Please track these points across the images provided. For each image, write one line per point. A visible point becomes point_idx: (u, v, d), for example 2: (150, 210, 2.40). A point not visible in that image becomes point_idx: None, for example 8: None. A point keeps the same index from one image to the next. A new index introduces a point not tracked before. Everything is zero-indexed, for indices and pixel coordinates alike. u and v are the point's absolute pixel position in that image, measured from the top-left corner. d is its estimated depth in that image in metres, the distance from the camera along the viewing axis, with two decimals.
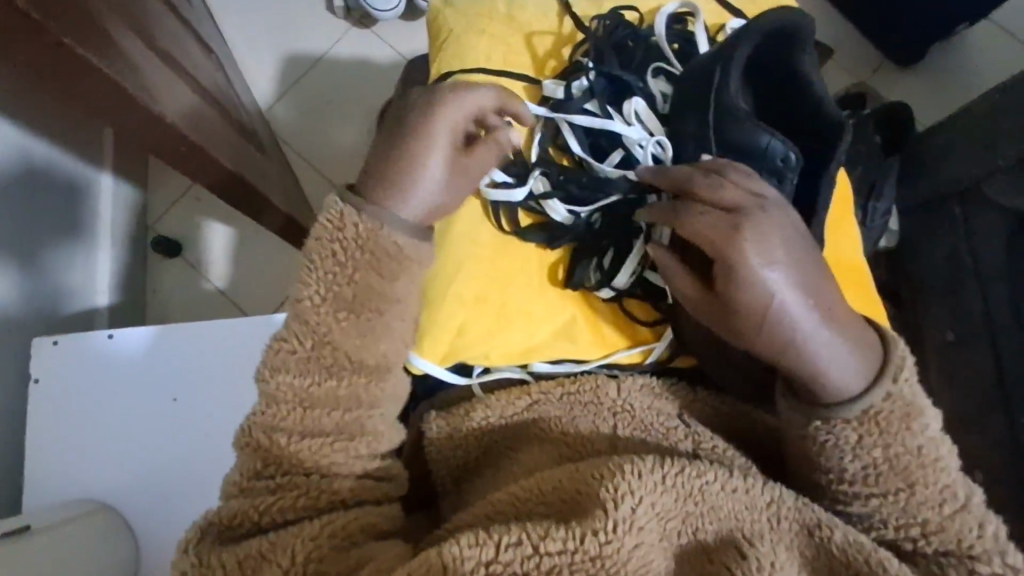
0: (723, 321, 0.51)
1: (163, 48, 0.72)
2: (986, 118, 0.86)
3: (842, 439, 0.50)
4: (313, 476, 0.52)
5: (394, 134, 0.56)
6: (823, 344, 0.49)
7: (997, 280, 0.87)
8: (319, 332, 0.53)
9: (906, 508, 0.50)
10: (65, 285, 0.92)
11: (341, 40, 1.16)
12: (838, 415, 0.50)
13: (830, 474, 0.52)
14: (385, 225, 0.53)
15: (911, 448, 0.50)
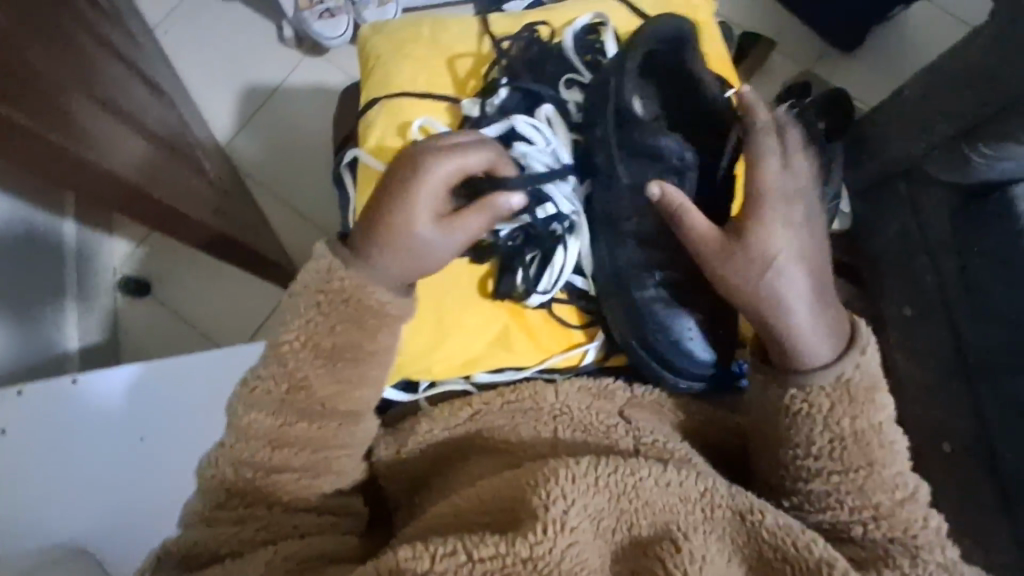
0: (734, 271, 0.59)
1: (105, 97, 0.74)
2: (917, 101, 0.87)
3: (814, 407, 0.55)
4: (274, 509, 0.53)
5: (383, 197, 0.58)
6: (805, 314, 0.57)
7: (947, 253, 0.88)
8: (295, 375, 0.54)
9: (861, 489, 0.53)
10: (35, 332, 0.92)
11: (295, 70, 1.18)
12: (812, 383, 0.55)
13: (796, 449, 0.55)
14: (372, 283, 0.55)
15: (874, 424, 0.54)
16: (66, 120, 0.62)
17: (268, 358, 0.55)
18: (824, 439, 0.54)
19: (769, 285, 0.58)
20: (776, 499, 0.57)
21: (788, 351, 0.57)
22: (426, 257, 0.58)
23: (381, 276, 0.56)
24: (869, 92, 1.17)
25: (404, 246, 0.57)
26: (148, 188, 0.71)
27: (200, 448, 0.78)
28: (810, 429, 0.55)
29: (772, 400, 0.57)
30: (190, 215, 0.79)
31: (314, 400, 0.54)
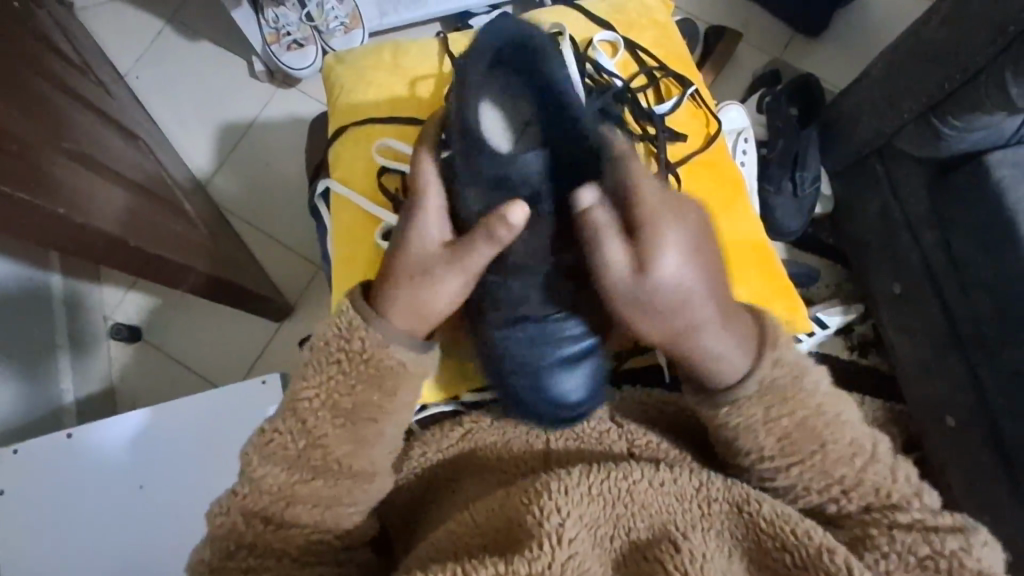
0: (637, 313, 0.51)
1: (80, 151, 0.74)
2: (885, 79, 0.88)
3: (752, 416, 0.53)
4: (283, 559, 0.53)
5: (391, 271, 0.55)
6: (718, 341, 0.52)
7: (928, 228, 0.88)
8: (313, 432, 0.54)
9: (826, 472, 0.52)
10: (25, 391, 0.92)
11: (268, 104, 1.18)
12: (743, 396, 0.53)
13: (750, 454, 0.54)
14: (390, 343, 0.54)
15: (815, 410, 0.53)
16: (43, 178, 0.62)
17: (286, 412, 0.55)
18: (771, 439, 0.53)
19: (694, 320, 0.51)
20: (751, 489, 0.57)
21: (711, 373, 0.53)
22: (440, 302, 0.54)
23: (397, 335, 0.54)
24: (838, 76, 1.17)
25: (407, 298, 0.54)
26: (131, 238, 0.71)
27: (202, 490, 0.75)
28: (758, 436, 0.53)
29: (710, 416, 0.55)
30: (176, 259, 0.79)
31: (331, 458, 0.54)
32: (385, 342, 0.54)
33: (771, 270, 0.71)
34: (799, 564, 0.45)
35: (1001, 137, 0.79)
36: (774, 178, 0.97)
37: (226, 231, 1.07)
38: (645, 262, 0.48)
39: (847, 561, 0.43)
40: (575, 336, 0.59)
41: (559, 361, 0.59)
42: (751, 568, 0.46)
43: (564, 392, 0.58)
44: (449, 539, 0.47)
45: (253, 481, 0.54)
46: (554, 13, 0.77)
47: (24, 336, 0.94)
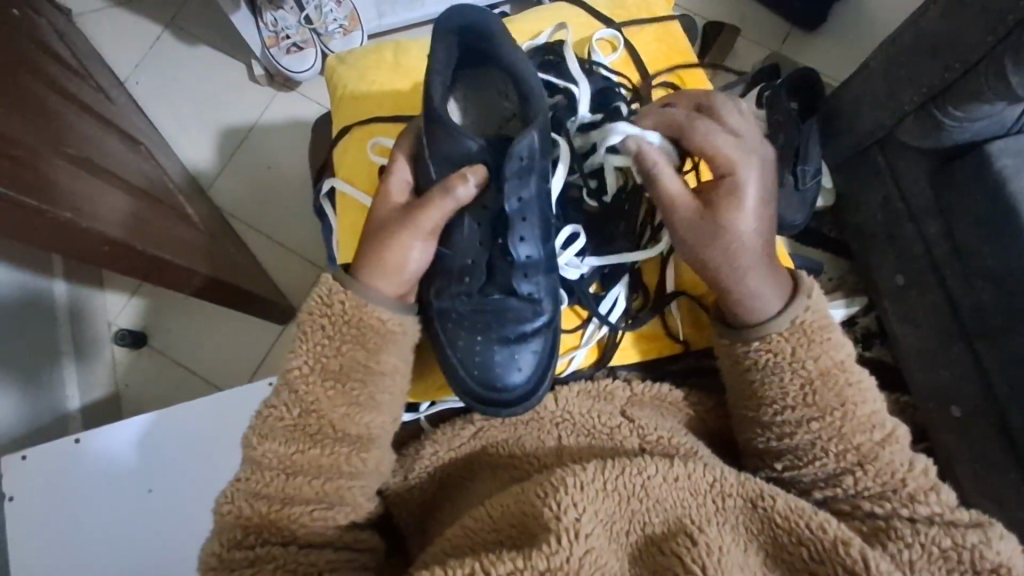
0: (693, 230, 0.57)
1: (82, 156, 0.74)
2: (882, 72, 0.88)
3: (777, 354, 0.55)
4: (290, 547, 0.53)
5: (366, 238, 0.58)
6: (761, 277, 0.56)
7: (930, 218, 0.89)
8: (307, 400, 0.56)
9: (842, 432, 0.53)
10: (33, 397, 0.93)
11: (268, 106, 1.18)
12: (769, 333, 0.55)
13: (772, 406, 0.55)
14: (370, 301, 0.57)
15: (838, 362, 0.55)
16: (46, 184, 0.62)
17: (279, 388, 0.57)
18: (794, 387, 0.55)
19: (735, 247, 0.56)
20: (767, 464, 0.57)
21: (744, 312, 0.57)
22: (413, 264, 0.57)
23: (378, 297, 0.57)
24: (836, 67, 1.18)
25: (383, 263, 0.57)
26: (134, 241, 0.71)
27: (211, 493, 0.75)
28: (781, 381, 0.55)
29: (733, 356, 0.57)
30: (180, 262, 0.79)
31: (325, 420, 0.55)
32: (362, 300, 0.57)
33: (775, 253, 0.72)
34: (815, 556, 0.45)
35: (1001, 127, 0.80)
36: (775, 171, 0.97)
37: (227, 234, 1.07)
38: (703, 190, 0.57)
39: (862, 554, 0.43)
40: (529, 294, 0.60)
41: (501, 343, 0.59)
42: (767, 563, 0.46)
43: (505, 374, 0.58)
44: (465, 535, 0.47)
45: (263, 470, 0.55)
46: (555, 11, 0.77)
47: (28, 344, 0.94)
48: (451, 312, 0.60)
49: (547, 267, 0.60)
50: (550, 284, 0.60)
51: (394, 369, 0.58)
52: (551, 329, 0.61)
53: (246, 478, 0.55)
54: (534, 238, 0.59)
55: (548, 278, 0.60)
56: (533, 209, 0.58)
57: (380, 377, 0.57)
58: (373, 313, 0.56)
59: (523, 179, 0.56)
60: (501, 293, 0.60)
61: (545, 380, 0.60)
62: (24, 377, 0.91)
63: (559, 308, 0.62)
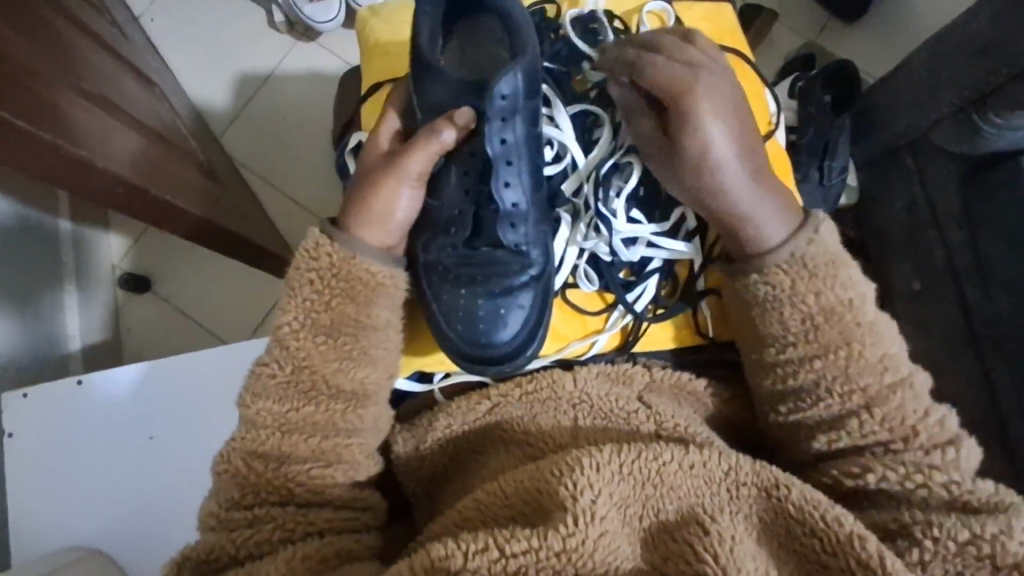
0: (668, 162, 0.58)
1: (97, 92, 0.72)
2: (925, 70, 0.85)
3: (777, 288, 0.56)
4: (288, 506, 0.53)
5: (354, 191, 0.59)
6: (751, 206, 0.56)
7: (957, 224, 0.87)
8: (298, 357, 0.55)
9: (847, 374, 0.54)
10: (36, 335, 0.92)
11: (288, 56, 1.15)
12: (768, 264, 0.56)
13: (774, 346, 0.57)
14: (360, 254, 0.56)
15: (843, 300, 0.55)
16: (60, 117, 0.60)
17: (273, 345, 0.56)
18: (796, 324, 0.55)
19: (717, 172, 0.56)
20: (773, 407, 0.58)
21: (742, 240, 0.57)
22: (403, 216, 0.58)
23: (367, 246, 0.57)
24: (874, 63, 1.14)
25: (375, 216, 0.57)
26: (145, 185, 0.69)
27: (209, 446, 0.74)
28: (781, 317, 0.56)
29: (736, 291, 0.58)
30: (189, 210, 0.77)
31: (319, 375, 0.55)
32: (350, 251, 0.56)
33: None
34: (828, 549, 0.44)
35: None
36: (802, 165, 0.95)
37: (238, 183, 1.04)
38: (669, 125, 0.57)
39: (878, 549, 0.42)
40: (515, 242, 0.60)
41: (488, 299, 0.59)
42: (778, 553, 0.46)
43: (495, 332, 0.59)
44: (478, 508, 0.48)
45: (265, 425, 0.54)
46: None
47: (31, 281, 0.93)
48: (438, 265, 0.60)
49: (539, 219, 0.60)
50: (539, 234, 0.60)
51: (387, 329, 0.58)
52: (544, 282, 0.61)
53: (245, 427, 0.55)
54: (520, 183, 0.59)
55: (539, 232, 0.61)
56: (518, 153, 0.58)
57: (373, 331, 0.57)
58: (362, 266, 0.56)
59: (505, 122, 0.56)
60: (488, 245, 0.60)
61: (535, 337, 0.60)
62: (26, 314, 0.90)
63: (550, 261, 0.61)
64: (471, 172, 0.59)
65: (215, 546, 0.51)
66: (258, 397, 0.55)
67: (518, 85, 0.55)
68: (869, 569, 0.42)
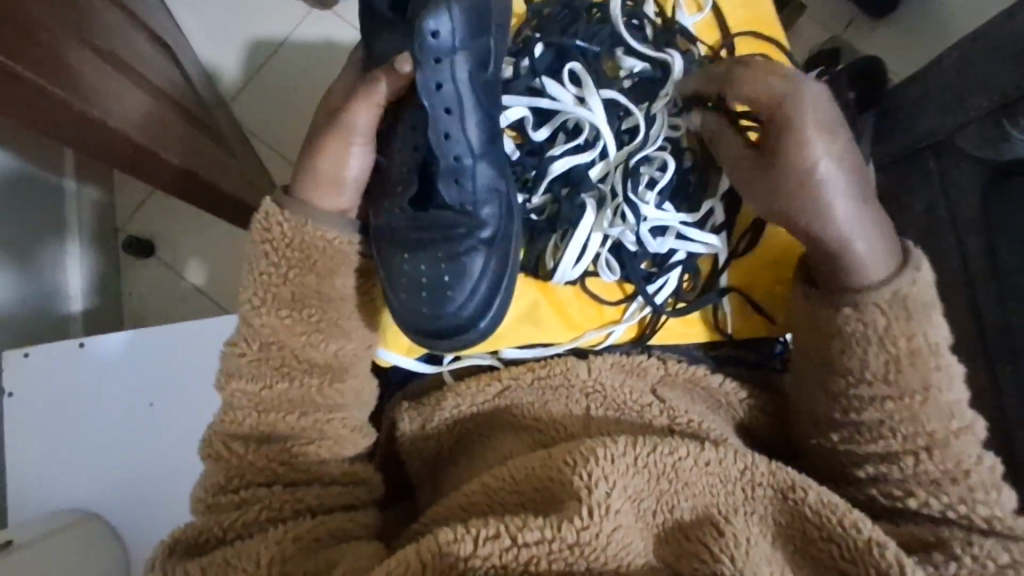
0: (766, 187, 0.54)
1: (108, 49, 0.70)
2: (956, 70, 0.83)
3: (869, 328, 0.53)
4: (274, 487, 0.53)
5: (300, 161, 0.57)
6: (854, 233, 0.53)
7: (975, 231, 0.85)
8: (264, 334, 0.55)
9: (916, 416, 0.53)
10: (37, 297, 0.93)
11: (302, 23, 1.12)
12: (866, 301, 0.53)
13: (848, 379, 0.55)
14: (310, 222, 0.55)
15: (931, 345, 0.53)
16: (69, 72, 0.58)
17: (278, 319, 0.55)
18: (876, 368, 0.53)
19: (822, 200, 0.52)
20: (823, 432, 0.57)
21: (843, 271, 0.54)
22: (354, 177, 0.56)
23: (323, 214, 0.56)
24: (898, 63, 1.12)
25: (326, 180, 0.56)
26: (152, 147, 0.67)
27: (207, 417, 0.73)
28: (863, 354, 0.54)
29: (815, 323, 0.56)
30: (197, 176, 0.76)
31: (288, 351, 0.55)
32: (303, 220, 0.55)
33: None
34: (846, 555, 0.45)
35: None
36: None
37: (246, 151, 1.03)
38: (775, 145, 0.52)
39: (899, 558, 0.43)
40: (467, 201, 0.57)
41: (434, 263, 0.56)
42: (790, 555, 0.46)
43: (445, 299, 0.56)
44: (486, 493, 0.47)
45: (249, 399, 0.54)
46: None
47: (31, 240, 0.91)
48: (387, 229, 0.56)
49: (493, 176, 0.57)
50: (489, 192, 0.57)
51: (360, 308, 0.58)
52: (497, 246, 0.58)
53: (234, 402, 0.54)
54: (464, 135, 0.55)
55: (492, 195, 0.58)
56: (458, 100, 0.54)
57: (341, 303, 0.56)
58: (317, 234, 0.55)
59: (440, 64, 0.52)
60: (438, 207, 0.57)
61: (488, 304, 0.58)
62: (24, 273, 0.89)
63: (504, 220, 0.58)
64: (420, 126, 0.57)
65: (201, 527, 0.50)
66: (254, 371, 0.54)
67: (460, 22, 0.52)
68: None
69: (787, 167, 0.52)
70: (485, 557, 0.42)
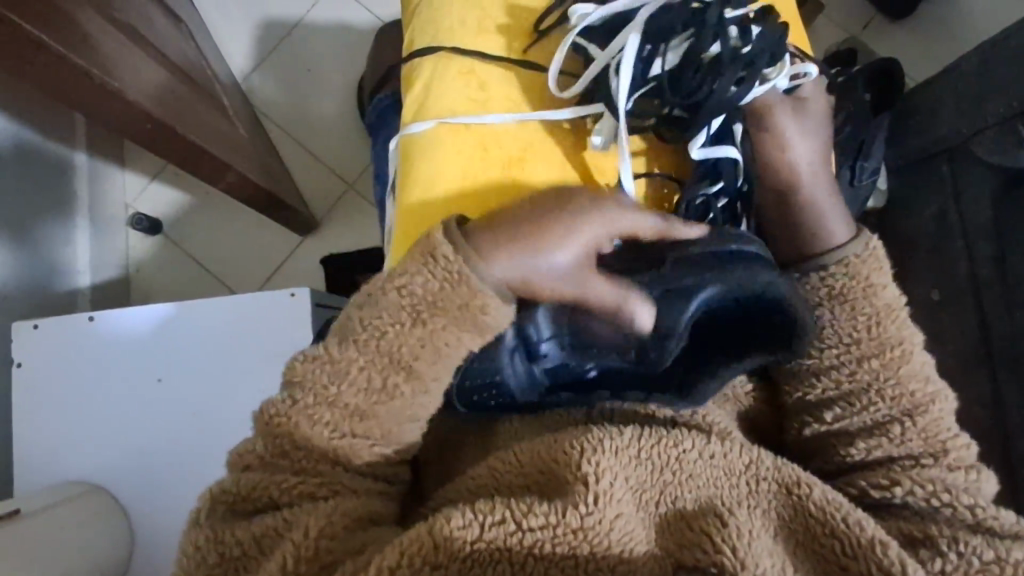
0: (769, 171, 0.60)
1: (128, 24, 0.70)
2: (977, 76, 0.83)
3: (854, 385, 0.56)
4: (338, 467, 0.50)
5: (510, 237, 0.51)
6: (831, 214, 0.59)
7: (984, 238, 0.85)
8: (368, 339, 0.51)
9: (898, 376, 0.55)
10: (47, 270, 0.93)
11: (318, 4, 1.12)
12: (845, 366, 0.56)
13: (838, 439, 0.56)
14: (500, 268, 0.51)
15: (913, 396, 0.54)
16: (91, 45, 0.58)
17: None
18: (853, 327, 0.56)
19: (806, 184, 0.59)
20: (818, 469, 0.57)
21: (808, 243, 0.59)
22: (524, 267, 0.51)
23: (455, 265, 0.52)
24: (918, 66, 1.11)
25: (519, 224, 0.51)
26: (170, 123, 0.68)
27: (211, 396, 0.73)
28: (853, 411, 0.55)
29: (801, 391, 0.58)
30: (212, 155, 0.76)
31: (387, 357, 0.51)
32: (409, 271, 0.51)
33: None
34: (847, 551, 0.45)
35: None
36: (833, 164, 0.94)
37: (258, 132, 1.02)
38: (798, 132, 0.59)
39: (900, 557, 0.43)
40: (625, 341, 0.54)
41: (510, 345, 0.55)
42: (795, 552, 0.46)
43: (497, 366, 0.55)
44: (494, 476, 0.49)
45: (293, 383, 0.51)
46: None
47: (44, 212, 0.92)
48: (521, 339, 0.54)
49: (624, 347, 0.54)
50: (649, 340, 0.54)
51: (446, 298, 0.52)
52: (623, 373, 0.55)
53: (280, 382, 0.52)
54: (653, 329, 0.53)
55: (556, 381, 0.56)
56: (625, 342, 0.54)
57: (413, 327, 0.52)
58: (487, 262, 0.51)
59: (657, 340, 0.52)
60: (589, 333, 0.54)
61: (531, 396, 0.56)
62: (35, 244, 0.89)
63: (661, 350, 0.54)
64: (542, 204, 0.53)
65: (245, 487, 0.49)
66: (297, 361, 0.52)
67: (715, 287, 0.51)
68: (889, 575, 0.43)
69: (781, 146, 0.59)
70: (488, 539, 0.42)
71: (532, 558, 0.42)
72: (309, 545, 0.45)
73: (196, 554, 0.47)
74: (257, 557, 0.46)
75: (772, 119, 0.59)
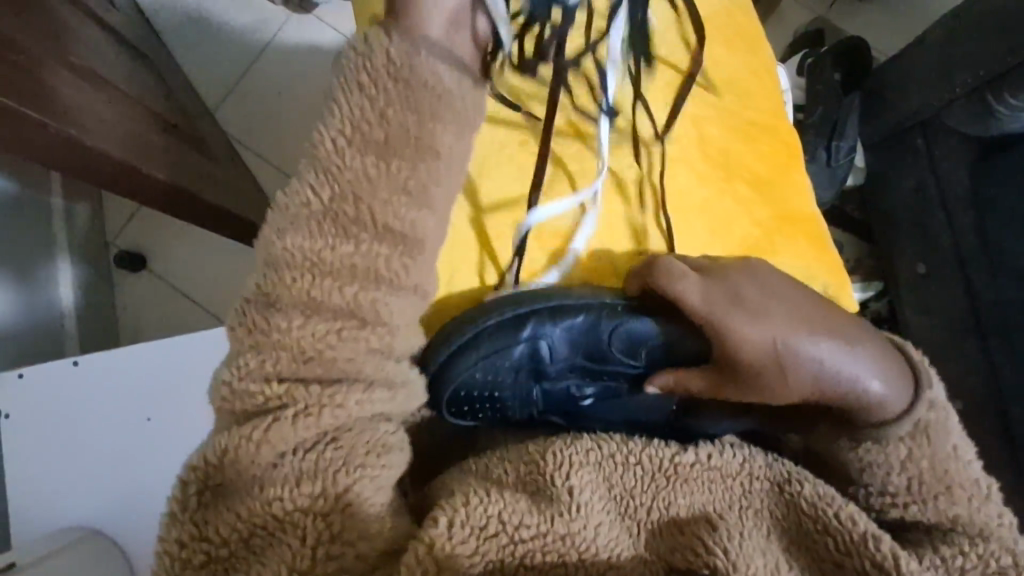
0: (761, 394, 0.54)
1: (85, 66, 0.69)
2: (941, 47, 0.83)
3: (891, 456, 0.53)
4: (309, 384, 0.45)
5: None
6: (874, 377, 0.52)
7: (964, 209, 0.85)
8: (311, 298, 0.46)
9: (930, 450, 0.52)
10: (32, 316, 0.92)
11: (283, 28, 1.11)
12: (889, 437, 0.52)
13: (869, 488, 0.54)
14: (425, 51, 0.45)
15: (950, 452, 0.53)
16: (46, 93, 0.57)
17: None
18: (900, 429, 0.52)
19: (821, 373, 0.52)
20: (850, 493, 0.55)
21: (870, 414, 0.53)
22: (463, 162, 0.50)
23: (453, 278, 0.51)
24: (885, 41, 1.11)
25: None
26: (133, 162, 0.67)
27: (204, 430, 0.74)
28: (887, 474, 0.53)
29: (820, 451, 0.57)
30: (180, 187, 0.76)
31: (333, 314, 0.46)
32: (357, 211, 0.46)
33: (820, 242, 0.70)
34: (841, 548, 0.45)
35: None
36: (809, 145, 0.93)
37: (233, 160, 1.02)
38: (753, 358, 0.53)
39: (892, 551, 0.43)
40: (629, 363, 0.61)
41: (521, 360, 0.59)
42: (789, 547, 0.47)
43: (502, 374, 0.59)
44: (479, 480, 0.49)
45: (244, 350, 0.46)
46: None
47: (24, 260, 0.91)
48: (533, 355, 0.60)
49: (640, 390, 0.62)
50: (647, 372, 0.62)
51: (396, 192, 0.46)
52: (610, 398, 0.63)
53: (232, 353, 0.46)
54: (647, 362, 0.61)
55: (550, 404, 0.62)
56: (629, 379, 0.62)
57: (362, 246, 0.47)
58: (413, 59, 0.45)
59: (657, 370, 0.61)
60: (600, 355, 0.61)
61: (521, 413, 0.60)
62: (18, 293, 0.89)
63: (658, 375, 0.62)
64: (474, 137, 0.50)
65: (222, 460, 0.44)
66: (249, 317, 0.46)
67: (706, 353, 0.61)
68: (883, 570, 0.43)
69: (752, 376, 0.53)
70: (479, 554, 0.41)
71: (523, 568, 0.42)
72: (310, 550, 0.43)
73: (178, 557, 0.43)
74: (247, 557, 0.43)
75: (690, 382, 0.57)
